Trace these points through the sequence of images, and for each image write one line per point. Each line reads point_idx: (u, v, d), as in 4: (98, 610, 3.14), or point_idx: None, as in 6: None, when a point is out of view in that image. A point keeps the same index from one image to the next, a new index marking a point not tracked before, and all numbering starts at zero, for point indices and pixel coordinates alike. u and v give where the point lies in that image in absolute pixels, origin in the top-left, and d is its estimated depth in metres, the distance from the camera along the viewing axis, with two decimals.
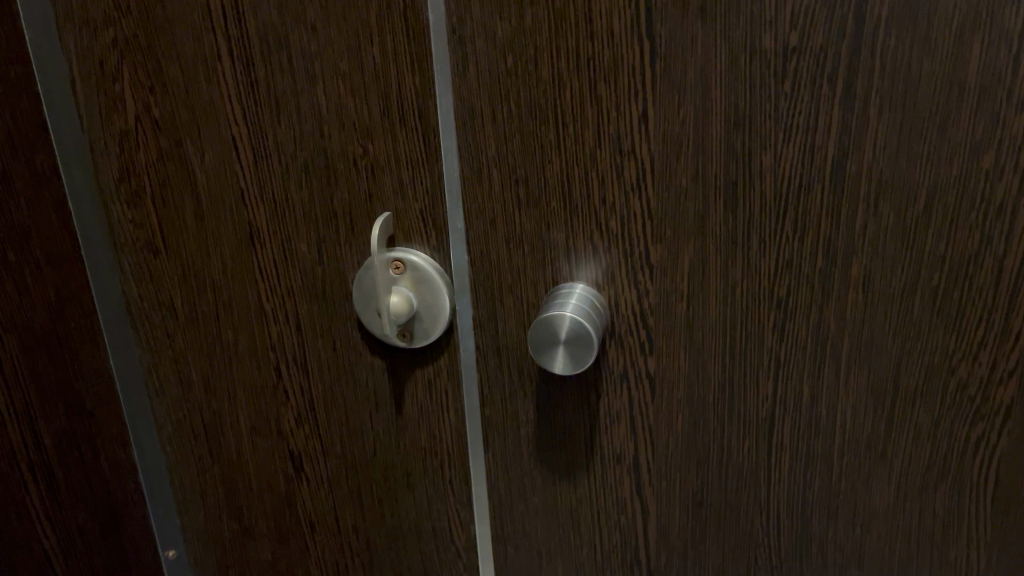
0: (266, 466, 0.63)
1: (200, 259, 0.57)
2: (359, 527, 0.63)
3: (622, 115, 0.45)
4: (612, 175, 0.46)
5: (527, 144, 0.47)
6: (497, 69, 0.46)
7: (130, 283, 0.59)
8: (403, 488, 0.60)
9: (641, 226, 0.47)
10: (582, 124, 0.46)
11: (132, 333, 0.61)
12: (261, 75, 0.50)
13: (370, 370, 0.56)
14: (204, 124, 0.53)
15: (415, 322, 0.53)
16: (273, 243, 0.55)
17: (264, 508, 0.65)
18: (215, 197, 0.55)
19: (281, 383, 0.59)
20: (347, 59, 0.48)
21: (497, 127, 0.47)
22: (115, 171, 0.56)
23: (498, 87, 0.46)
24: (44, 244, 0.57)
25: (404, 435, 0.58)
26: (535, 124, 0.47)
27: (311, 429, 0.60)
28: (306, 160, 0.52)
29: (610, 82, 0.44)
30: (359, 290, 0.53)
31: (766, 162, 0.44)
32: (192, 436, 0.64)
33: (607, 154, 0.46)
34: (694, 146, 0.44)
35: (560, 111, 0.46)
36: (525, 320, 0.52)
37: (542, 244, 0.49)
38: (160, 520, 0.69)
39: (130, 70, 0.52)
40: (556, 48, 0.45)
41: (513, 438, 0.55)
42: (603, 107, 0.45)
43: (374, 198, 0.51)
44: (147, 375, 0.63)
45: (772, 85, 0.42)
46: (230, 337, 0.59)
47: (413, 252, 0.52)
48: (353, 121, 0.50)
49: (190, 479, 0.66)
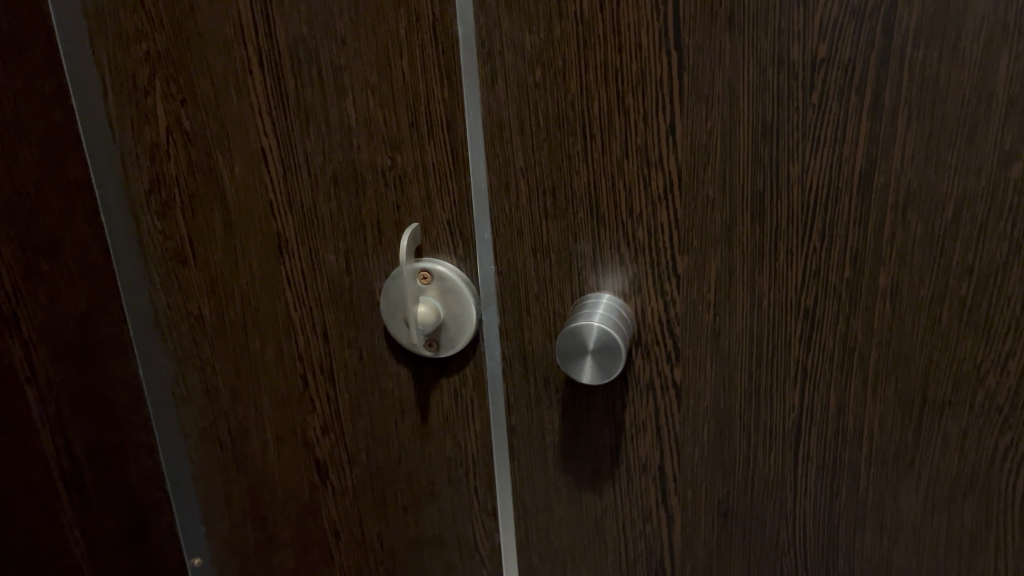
0: (292, 474, 0.62)
1: (228, 269, 0.57)
2: (383, 536, 0.62)
3: (650, 126, 0.45)
4: (639, 186, 0.47)
5: (555, 155, 0.48)
6: (525, 80, 0.46)
7: (159, 291, 0.59)
8: (427, 496, 0.60)
9: (669, 236, 0.47)
10: (610, 135, 0.46)
11: (159, 342, 0.61)
12: (292, 88, 0.51)
13: (396, 379, 0.57)
14: (234, 136, 0.53)
15: (442, 332, 0.54)
16: (301, 252, 0.55)
17: (290, 516, 0.64)
18: (244, 207, 0.55)
19: (307, 391, 0.59)
20: (377, 72, 0.49)
21: (525, 138, 0.48)
22: (145, 182, 0.56)
23: (526, 99, 0.47)
24: (77, 255, 0.58)
25: (429, 443, 0.58)
26: (562, 136, 0.47)
27: (337, 437, 0.60)
28: (334, 170, 0.52)
29: (637, 94, 0.45)
30: (387, 300, 0.54)
31: (794, 173, 0.44)
32: (219, 445, 0.63)
33: (633, 165, 0.47)
34: (721, 156, 0.45)
35: (588, 123, 0.46)
36: (552, 330, 0.52)
37: (570, 255, 0.50)
38: (188, 529, 0.68)
39: (163, 82, 0.53)
40: (584, 61, 0.45)
41: (539, 446, 0.56)
42: (631, 118, 0.46)
43: (403, 209, 0.52)
44: (174, 384, 0.62)
45: (800, 95, 0.42)
46: (257, 346, 0.59)
47: (440, 262, 0.53)
48: (382, 133, 0.50)
49: (214, 488, 0.65)
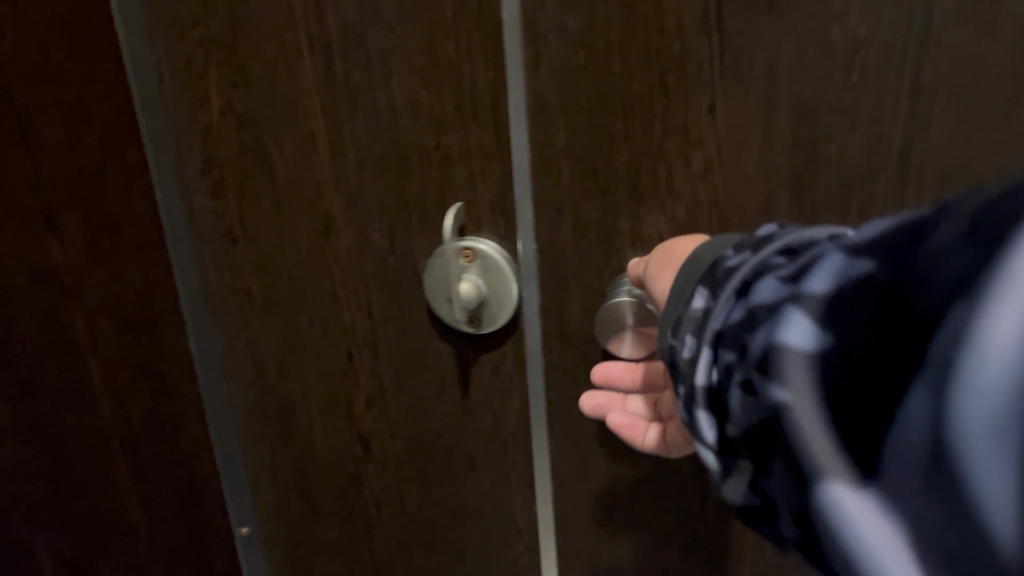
0: (336, 447, 0.65)
1: (277, 248, 0.59)
2: (423, 508, 0.64)
3: (690, 107, 0.47)
4: (680, 166, 0.48)
5: (595, 138, 0.49)
6: (568, 62, 0.47)
7: (210, 270, 0.61)
8: (466, 470, 0.62)
9: (707, 213, 0.49)
10: (651, 116, 0.47)
11: (210, 319, 0.63)
12: (341, 71, 0.53)
13: (439, 354, 0.59)
14: (284, 118, 0.55)
15: (484, 308, 0.55)
16: (349, 231, 0.57)
17: (332, 488, 0.66)
18: (294, 187, 0.57)
19: (352, 366, 0.61)
20: (423, 55, 0.50)
21: (567, 118, 0.49)
22: (198, 163, 0.58)
23: (567, 83, 0.48)
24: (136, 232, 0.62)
25: (469, 418, 0.60)
26: (604, 117, 0.48)
27: (380, 411, 0.62)
28: (381, 151, 0.54)
29: (678, 75, 0.46)
30: (430, 277, 0.55)
31: (833, 152, 0.45)
32: (265, 419, 0.65)
33: (673, 145, 0.48)
34: (758, 135, 0.46)
35: (629, 103, 0.47)
36: (590, 306, 0.54)
37: (609, 233, 0.51)
38: (235, 499, 0.71)
39: (216, 66, 0.55)
40: (626, 43, 0.46)
41: (577, 420, 0.57)
42: (672, 99, 0.47)
43: (447, 189, 0.54)
44: (223, 360, 0.64)
45: (840, 76, 0.44)
46: (304, 323, 0.61)
47: (482, 241, 0.54)
48: (427, 114, 0.52)
49: (260, 460, 0.67)
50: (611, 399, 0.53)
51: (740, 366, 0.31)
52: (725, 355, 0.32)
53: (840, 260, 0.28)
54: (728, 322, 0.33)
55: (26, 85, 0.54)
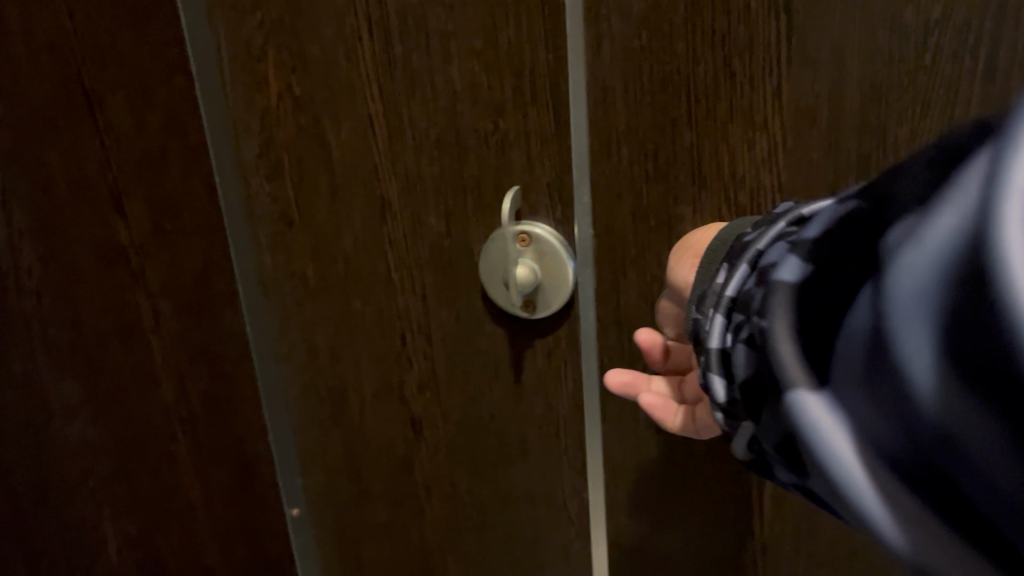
0: (388, 430, 0.65)
1: (333, 231, 0.59)
2: (473, 492, 0.65)
3: (756, 90, 0.46)
4: (745, 149, 0.47)
5: (656, 123, 0.48)
6: (629, 44, 0.47)
7: (265, 254, 0.62)
8: (518, 454, 0.62)
9: (771, 201, 0.48)
10: (714, 100, 0.47)
11: (264, 302, 0.64)
12: (400, 55, 0.52)
13: (492, 339, 0.59)
14: (342, 101, 0.55)
15: (539, 293, 0.55)
16: (405, 215, 0.57)
17: (383, 471, 0.67)
18: (351, 172, 0.57)
19: (405, 350, 0.61)
20: (483, 38, 0.50)
21: (627, 100, 0.48)
22: (255, 148, 0.59)
23: (628, 67, 0.47)
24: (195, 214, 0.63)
25: (522, 403, 0.60)
26: (667, 100, 0.47)
27: (432, 396, 0.62)
28: (438, 135, 0.54)
29: (744, 58, 0.45)
30: (486, 262, 0.55)
31: (903, 136, 0.44)
32: (318, 402, 0.66)
33: (736, 130, 0.47)
34: (826, 120, 0.45)
35: (692, 86, 0.47)
36: (648, 295, 0.53)
37: (669, 219, 0.50)
38: (286, 481, 0.72)
39: (275, 50, 0.55)
40: (691, 25, 0.45)
41: (631, 409, 0.56)
42: (738, 81, 0.46)
43: (504, 173, 0.53)
44: (277, 342, 0.65)
45: (914, 57, 0.42)
46: (358, 307, 0.61)
47: (538, 225, 0.54)
48: (486, 98, 0.52)
49: (312, 442, 0.68)
50: (639, 378, 0.48)
51: (746, 320, 0.28)
52: (737, 315, 0.29)
53: (838, 200, 0.26)
54: (739, 287, 0.30)
55: (95, 71, 0.56)
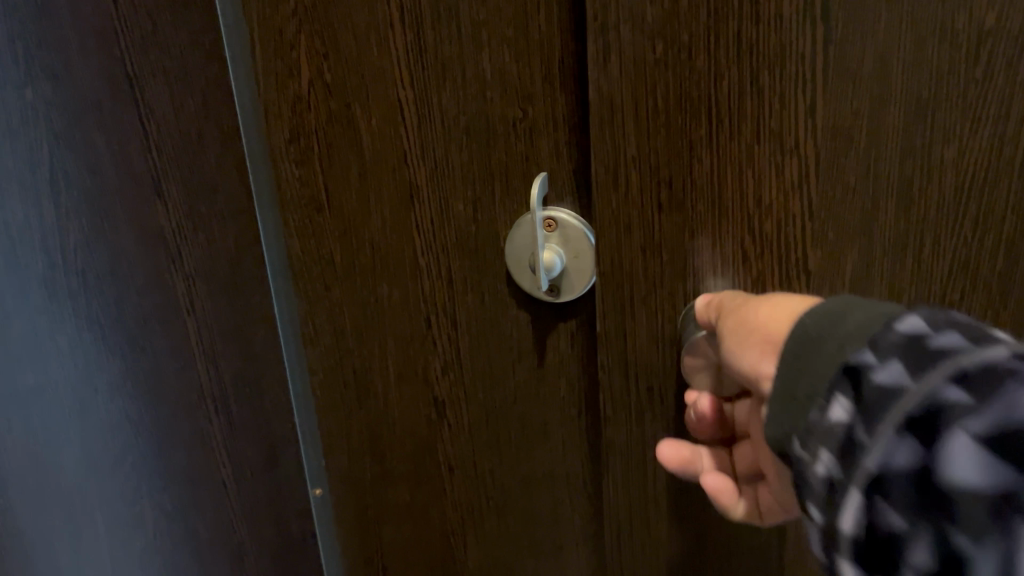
0: (411, 411, 0.67)
1: (361, 216, 0.61)
2: (495, 472, 0.66)
3: (787, 105, 0.42)
4: (772, 171, 0.43)
5: (672, 151, 0.44)
6: (642, 56, 0.43)
7: (293, 237, 0.63)
8: (539, 435, 0.63)
9: (801, 228, 0.44)
10: (738, 123, 0.43)
11: (292, 285, 0.65)
12: (430, 43, 0.54)
13: (516, 322, 0.60)
14: (373, 88, 0.56)
15: (564, 278, 0.56)
16: (432, 200, 0.58)
17: (406, 451, 0.68)
18: (379, 157, 0.58)
19: (429, 332, 0.63)
20: (514, 27, 0.52)
21: (637, 125, 0.45)
22: (286, 133, 0.60)
23: (647, 81, 0.43)
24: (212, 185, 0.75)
25: (545, 385, 0.61)
26: (686, 121, 0.43)
27: (456, 378, 0.64)
28: (467, 122, 0.55)
29: (773, 73, 0.41)
30: (512, 247, 0.57)
31: (948, 151, 0.42)
32: (343, 383, 0.68)
33: (769, 159, 0.43)
34: (869, 134, 0.42)
35: (715, 105, 0.43)
36: (659, 334, 0.50)
37: (684, 258, 0.47)
38: (311, 461, 0.74)
39: (308, 37, 0.57)
40: (715, 37, 0.41)
41: (637, 450, 0.54)
42: (766, 97, 0.42)
43: (531, 159, 0.55)
44: (303, 324, 0.67)
45: (963, 67, 0.40)
46: (384, 290, 0.63)
47: (563, 210, 0.55)
48: (515, 86, 0.53)
49: (335, 424, 0.70)
50: (698, 455, 0.49)
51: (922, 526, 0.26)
52: (881, 500, 0.27)
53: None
54: (859, 431, 0.28)
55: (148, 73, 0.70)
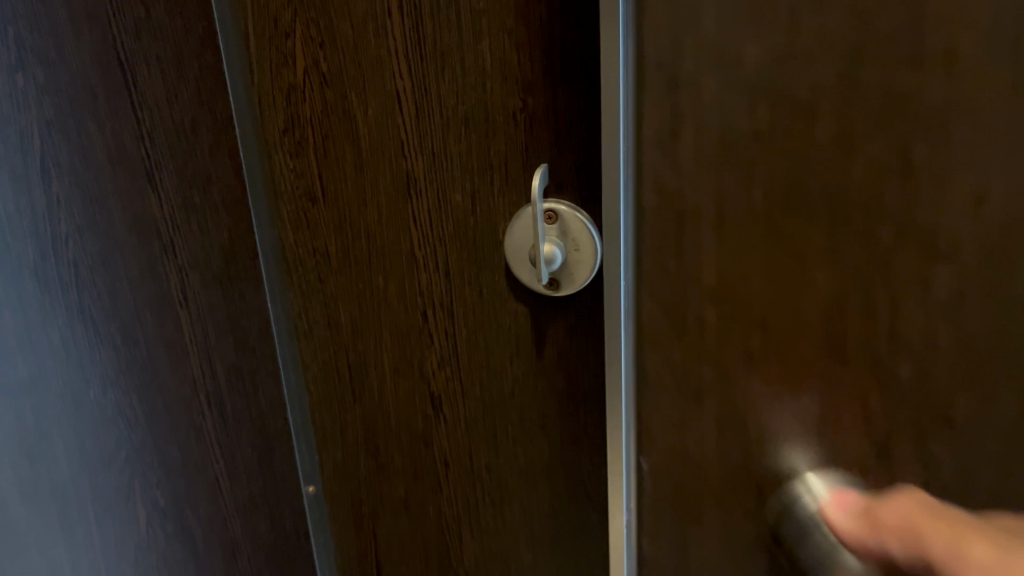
0: (407, 407, 0.66)
1: (357, 207, 0.60)
2: (492, 467, 0.66)
3: (957, 177, 0.22)
4: (916, 282, 0.24)
5: (778, 296, 0.26)
6: (719, 109, 0.26)
7: (286, 229, 0.62)
8: (537, 430, 0.63)
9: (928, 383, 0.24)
10: (851, 207, 0.24)
11: (285, 279, 0.64)
12: (429, 32, 0.53)
13: (514, 315, 0.59)
14: (370, 78, 0.56)
15: (563, 271, 0.56)
16: (429, 192, 0.58)
17: (401, 447, 0.68)
18: (376, 149, 0.58)
19: (426, 326, 0.62)
20: (514, 16, 0.51)
21: (675, 218, 0.28)
22: (280, 123, 0.59)
23: (722, 169, 0.26)
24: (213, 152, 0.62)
25: (543, 379, 0.61)
26: (759, 196, 0.26)
27: (452, 372, 0.63)
28: (466, 113, 0.54)
29: (932, 95, 0.22)
30: (510, 241, 0.56)
31: None
32: (337, 378, 0.67)
33: (908, 263, 0.24)
34: (1011, 342, 0.22)
35: (805, 179, 0.25)
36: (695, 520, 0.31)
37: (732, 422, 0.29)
38: (304, 457, 0.72)
39: (303, 25, 0.55)
40: (837, 53, 0.23)
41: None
42: (916, 161, 0.23)
43: (531, 151, 0.54)
44: (296, 318, 0.66)
45: None
46: (380, 284, 0.62)
47: (562, 202, 0.54)
48: (515, 76, 0.52)
49: (330, 419, 0.69)
50: None
51: None
52: None
53: None
54: None
55: None
